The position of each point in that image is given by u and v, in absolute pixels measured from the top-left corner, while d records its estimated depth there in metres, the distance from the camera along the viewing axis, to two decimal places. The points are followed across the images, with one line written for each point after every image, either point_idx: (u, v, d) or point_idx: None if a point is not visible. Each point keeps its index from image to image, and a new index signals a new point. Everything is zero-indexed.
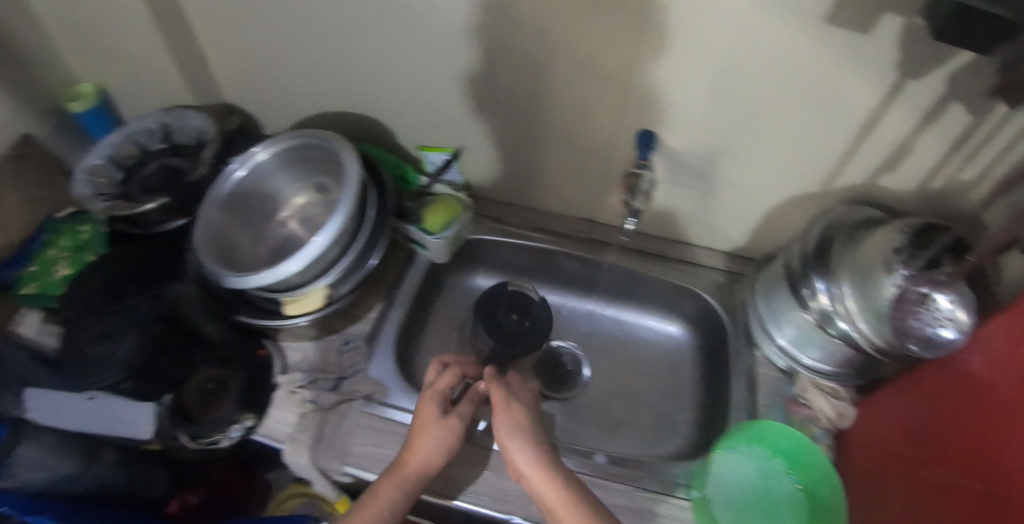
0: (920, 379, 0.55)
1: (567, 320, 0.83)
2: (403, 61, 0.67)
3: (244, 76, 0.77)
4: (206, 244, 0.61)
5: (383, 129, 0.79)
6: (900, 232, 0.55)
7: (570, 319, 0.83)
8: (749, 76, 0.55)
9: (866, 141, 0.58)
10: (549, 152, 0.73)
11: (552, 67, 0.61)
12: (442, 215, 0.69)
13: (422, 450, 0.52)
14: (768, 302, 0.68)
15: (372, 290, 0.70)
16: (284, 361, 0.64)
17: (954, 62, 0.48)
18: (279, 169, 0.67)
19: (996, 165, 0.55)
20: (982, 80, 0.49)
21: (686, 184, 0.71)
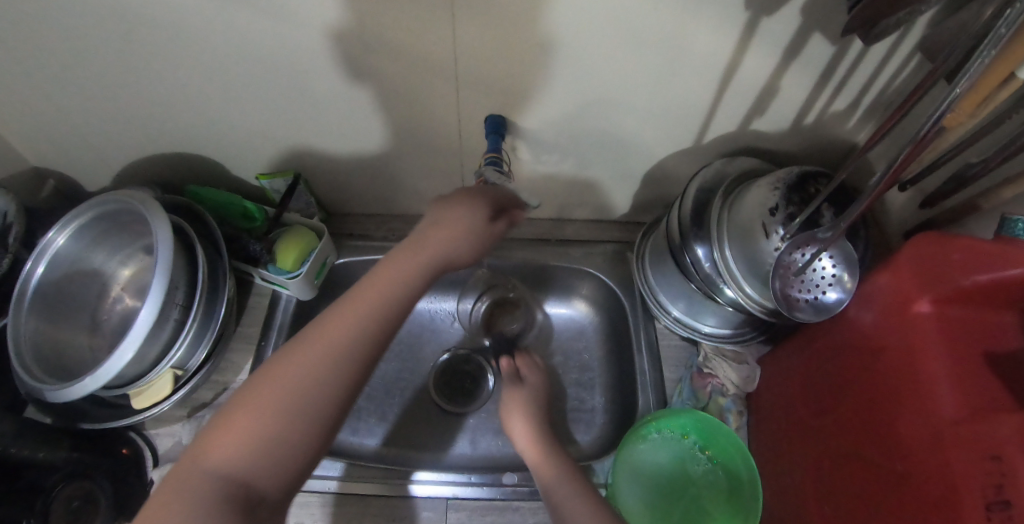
0: (815, 342, 0.53)
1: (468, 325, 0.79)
2: (203, 91, 0.57)
3: (38, 133, 0.65)
4: (26, 359, 0.53)
5: (211, 162, 0.70)
6: (773, 188, 0.51)
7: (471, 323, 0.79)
8: (592, 40, 0.49)
9: (730, 88, 0.54)
10: (402, 154, 0.65)
11: (375, 69, 0.53)
12: (296, 248, 0.63)
13: (437, 251, 0.44)
14: (658, 275, 0.64)
15: (241, 349, 0.65)
16: (155, 451, 0.59)
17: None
18: (90, 245, 0.60)
19: (865, 92, 0.52)
20: (836, 10, 0.44)
21: (552, 160, 0.65)
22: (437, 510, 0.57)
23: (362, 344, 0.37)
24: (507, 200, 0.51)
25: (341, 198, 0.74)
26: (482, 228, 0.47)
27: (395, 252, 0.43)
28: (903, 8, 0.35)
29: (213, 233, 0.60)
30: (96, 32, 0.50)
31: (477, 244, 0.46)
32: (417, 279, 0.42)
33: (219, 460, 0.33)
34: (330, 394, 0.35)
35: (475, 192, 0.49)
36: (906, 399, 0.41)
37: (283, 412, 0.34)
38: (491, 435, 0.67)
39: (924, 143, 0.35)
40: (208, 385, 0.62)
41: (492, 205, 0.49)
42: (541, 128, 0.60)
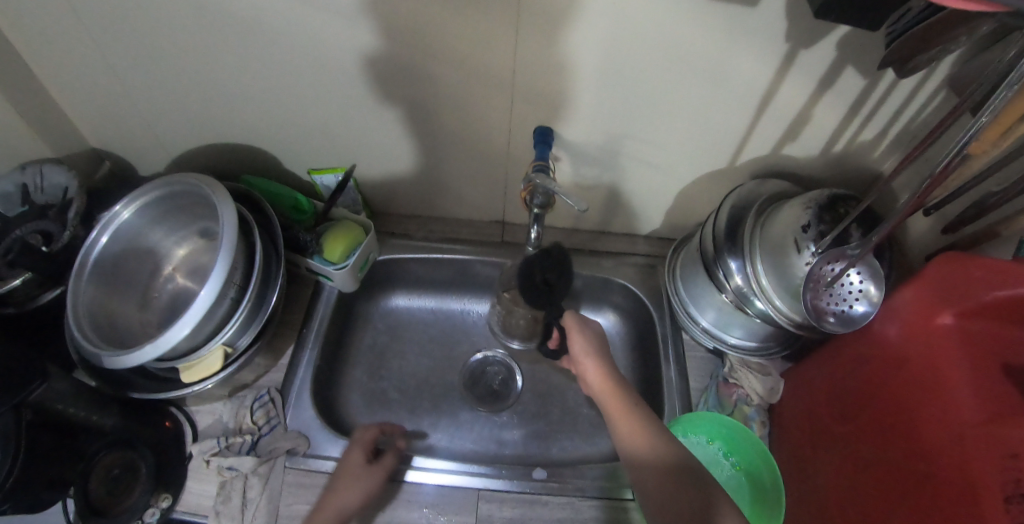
0: (840, 355, 0.56)
1: None
2: (275, 87, 0.61)
3: (108, 118, 0.69)
4: (85, 325, 0.55)
5: (266, 154, 0.73)
6: (806, 207, 0.54)
7: None
8: (644, 62, 0.54)
9: (767, 113, 0.58)
10: (449, 160, 0.69)
11: (439, 76, 0.57)
12: (342, 243, 0.65)
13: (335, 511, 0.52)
14: (688, 287, 0.67)
15: (283, 335, 0.67)
16: (196, 428, 0.61)
17: (842, 28, 0.47)
18: (150, 223, 0.62)
19: (892, 123, 0.57)
20: (871, 45, 0.49)
21: (592, 173, 0.69)
22: (468, 501, 0.59)
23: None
24: (371, 434, 0.59)
25: (385, 198, 0.77)
26: (367, 472, 0.56)
27: (343, 467, 0.56)
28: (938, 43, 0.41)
29: (269, 220, 0.63)
30: (188, 24, 0.54)
31: (368, 493, 0.55)
32: (360, 491, 0.54)
33: None
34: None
35: (359, 436, 0.59)
36: (930, 406, 0.44)
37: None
38: (519, 436, 0.69)
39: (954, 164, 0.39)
40: (250, 367, 0.64)
41: (369, 449, 0.58)
42: (585, 142, 0.64)
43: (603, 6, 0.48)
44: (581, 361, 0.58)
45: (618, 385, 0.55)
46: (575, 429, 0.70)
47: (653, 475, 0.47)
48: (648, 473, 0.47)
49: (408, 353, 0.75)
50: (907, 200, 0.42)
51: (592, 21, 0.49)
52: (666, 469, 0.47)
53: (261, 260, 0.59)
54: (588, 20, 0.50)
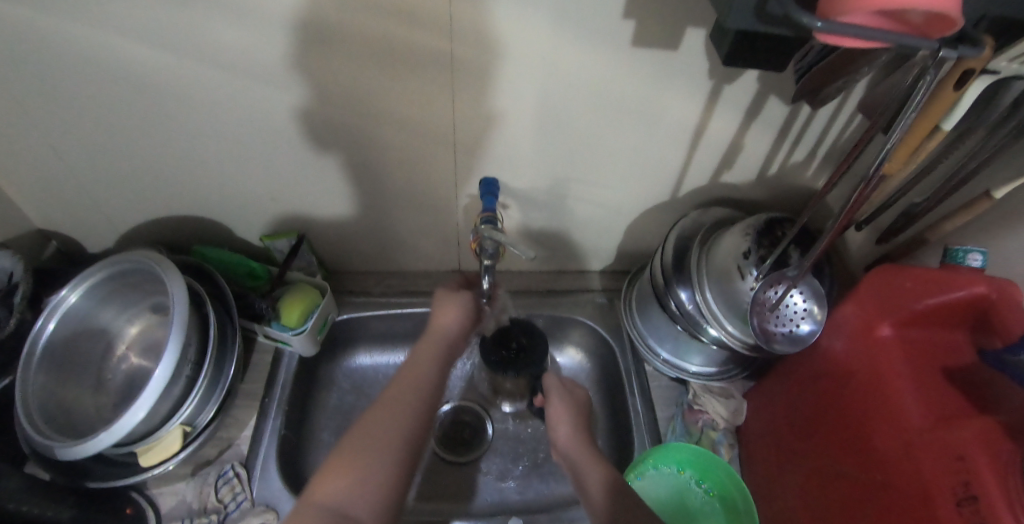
0: (794, 371, 0.57)
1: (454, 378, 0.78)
2: (226, 161, 0.62)
3: (49, 198, 0.68)
4: (35, 416, 0.54)
5: (216, 225, 0.73)
6: (745, 235, 0.57)
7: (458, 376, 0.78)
8: (580, 109, 0.56)
9: (701, 146, 0.62)
10: (403, 217, 0.70)
11: (385, 137, 0.58)
12: (298, 307, 0.65)
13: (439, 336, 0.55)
14: (645, 318, 0.68)
15: (245, 404, 0.66)
16: (158, 511, 0.59)
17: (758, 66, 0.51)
18: (101, 304, 0.61)
19: (819, 143, 0.62)
20: (788, 78, 0.53)
21: (541, 216, 0.71)
22: None
23: (410, 415, 0.45)
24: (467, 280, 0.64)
25: (342, 258, 0.77)
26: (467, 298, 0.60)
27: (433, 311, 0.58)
28: (844, 75, 0.45)
29: (222, 291, 0.63)
30: (132, 102, 0.54)
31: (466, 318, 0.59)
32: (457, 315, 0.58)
33: (328, 492, 0.38)
34: (395, 449, 0.41)
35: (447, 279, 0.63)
36: (879, 416, 0.46)
37: (359, 463, 0.40)
38: (494, 482, 0.68)
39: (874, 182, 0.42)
40: (212, 442, 0.62)
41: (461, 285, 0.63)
42: (531, 188, 0.66)
43: (540, 63, 0.50)
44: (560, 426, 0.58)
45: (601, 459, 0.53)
46: (552, 469, 0.69)
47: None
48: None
49: None
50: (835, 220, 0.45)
51: (531, 79, 0.52)
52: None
53: (216, 331, 0.58)
54: (525, 78, 0.52)
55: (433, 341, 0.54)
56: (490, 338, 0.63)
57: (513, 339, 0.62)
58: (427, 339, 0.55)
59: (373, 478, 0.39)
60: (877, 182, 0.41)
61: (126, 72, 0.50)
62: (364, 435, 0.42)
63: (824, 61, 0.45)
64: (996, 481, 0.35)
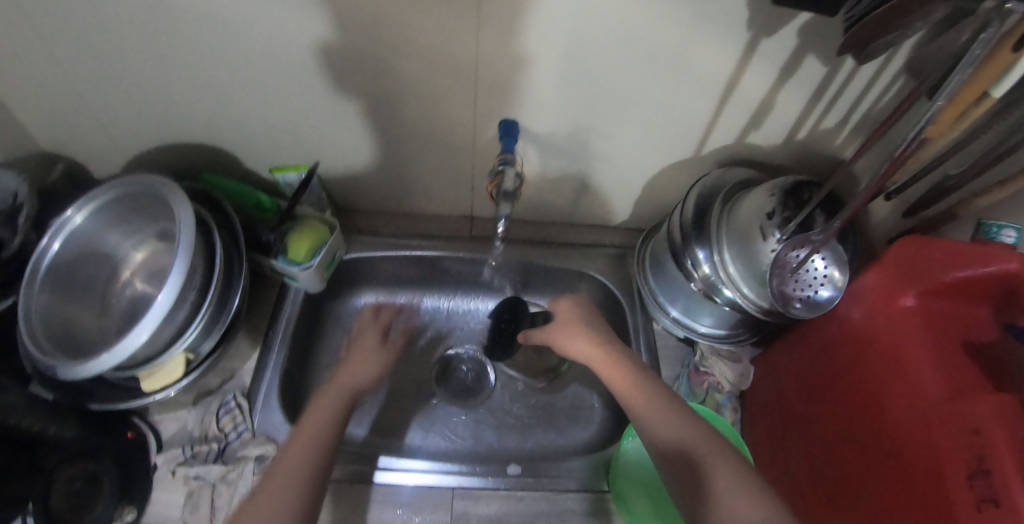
0: (806, 338, 0.56)
1: (459, 323, 0.77)
2: (237, 89, 0.59)
3: (54, 118, 0.65)
4: (38, 336, 0.53)
5: (225, 154, 0.71)
6: (771, 195, 0.55)
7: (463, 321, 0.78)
8: (608, 53, 0.53)
9: (730, 101, 0.59)
10: (417, 157, 0.68)
11: (405, 71, 0.56)
12: (306, 241, 0.63)
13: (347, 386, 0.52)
14: (659, 276, 0.66)
15: (249, 336, 0.65)
16: (160, 437, 0.59)
17: (802, 17, 0.48)
18: (106, 227, 0.60)
19: (854, 109, 0.60)
20: (833, 33, 0.50)
21: (560, 164, 0.68)
22: (442, 499, 0.57)
23: (308, 468, 0.42)
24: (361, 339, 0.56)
25: (352, 195, 0.75)
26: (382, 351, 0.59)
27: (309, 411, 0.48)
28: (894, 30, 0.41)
29: (230, 221, 0.61)
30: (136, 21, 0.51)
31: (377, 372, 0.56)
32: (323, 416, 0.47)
33: None
34: (294, 481, 0.41)
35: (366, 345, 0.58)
36: (895, 386, 0.45)
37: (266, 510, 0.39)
38: (492, 430, 0.68)
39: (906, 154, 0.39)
40: (216, 371, 0.62)
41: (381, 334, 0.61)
42: (551, 133, 0.63)
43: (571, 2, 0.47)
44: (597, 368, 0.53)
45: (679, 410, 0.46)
46: (553, 421, 0.69)
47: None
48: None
49: None
50: (866, 185, 0.42)
51: (561, 19, 0.49)
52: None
53: (222, 261, 0.57)
54: (555, 18, 0.49)
55: (334, 395, 0.50)
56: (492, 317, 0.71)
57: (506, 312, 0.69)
58: (321, 393, 0.51)
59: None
60: (914, 150, 0.39)
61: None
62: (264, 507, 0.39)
63: (873, 13, 0.42)
64: (1012, 457, 0.34)
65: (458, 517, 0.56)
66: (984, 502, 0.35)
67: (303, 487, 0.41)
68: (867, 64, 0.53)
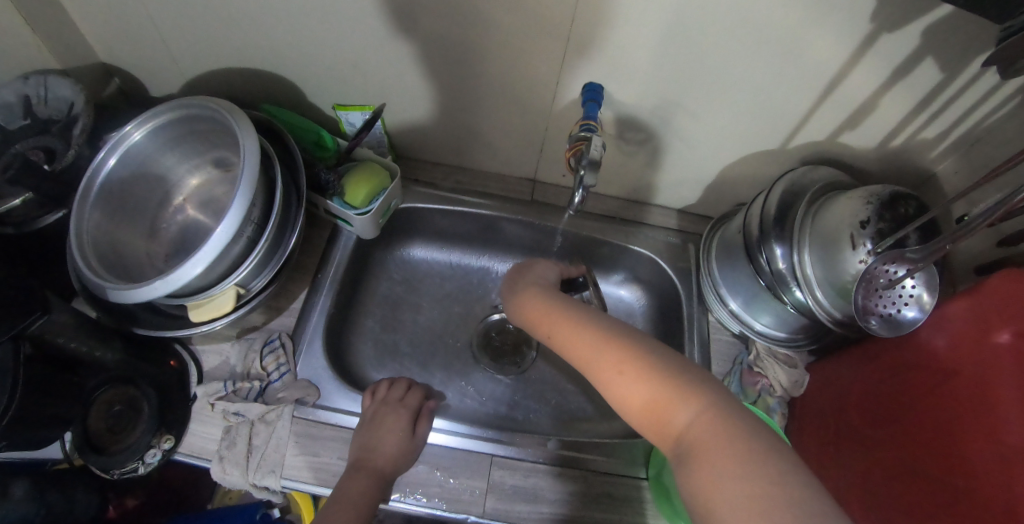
0: (877, 356, 0.54)
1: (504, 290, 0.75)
2: (310, 23, 0.56)
3: (115, 32, 0.63)
4: (89, 254, 0.52)
5: (287, 86, 0.68)
6: (866, 202, 0.51)
7: None
8: (713, 29, 0.49)
9: (830, 97, 0.56)
10: (485, 114, 0.65)
11: (491, 22, 0.52)
12: (365, 187, 0.61)
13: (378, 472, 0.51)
14: (723, 270, 0.64)
15: (296, 277, 0.64)
16: (201, 368, 0.59)
17: (935, 14, 0.44)
18: (164, 147, 0.58)
19: (959, 123, 0.56)
20: (964, 37, 0.46)
21: (634, 139, 0.65)
22: (480, 465, 0.56)
23: None
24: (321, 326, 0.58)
25: (412, 144, 0.72)
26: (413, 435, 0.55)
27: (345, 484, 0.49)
28: None
29: (292, 155, 0.59)
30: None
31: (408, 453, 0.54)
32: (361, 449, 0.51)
33: None
34: None
35: (389, 418, 0.55)
36: (975, 421, 0.43)
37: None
38: (528, 402, 0.67)
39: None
40: (261, 309, 0.61)
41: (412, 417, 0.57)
42: (633, 106, 0.60)
43: None
44: (533, 315, 0.55)
45: (604, 330, 0.47)
46: (589, 401, 0.68)
47: (709, 447, 0.36)
48: (700, 449, 0.36)
49: (420, 311, 0.72)
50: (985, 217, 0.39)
51: None
52: (723, 438, 0.36)
53: (281, 197, 0.55)
54: None
55: (366, 475, 0.50)
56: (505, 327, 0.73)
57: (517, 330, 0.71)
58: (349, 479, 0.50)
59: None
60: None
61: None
62: None
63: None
64: None
65: (494, 486, 0.54)
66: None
67: None
68: (992, 75, 0.49)
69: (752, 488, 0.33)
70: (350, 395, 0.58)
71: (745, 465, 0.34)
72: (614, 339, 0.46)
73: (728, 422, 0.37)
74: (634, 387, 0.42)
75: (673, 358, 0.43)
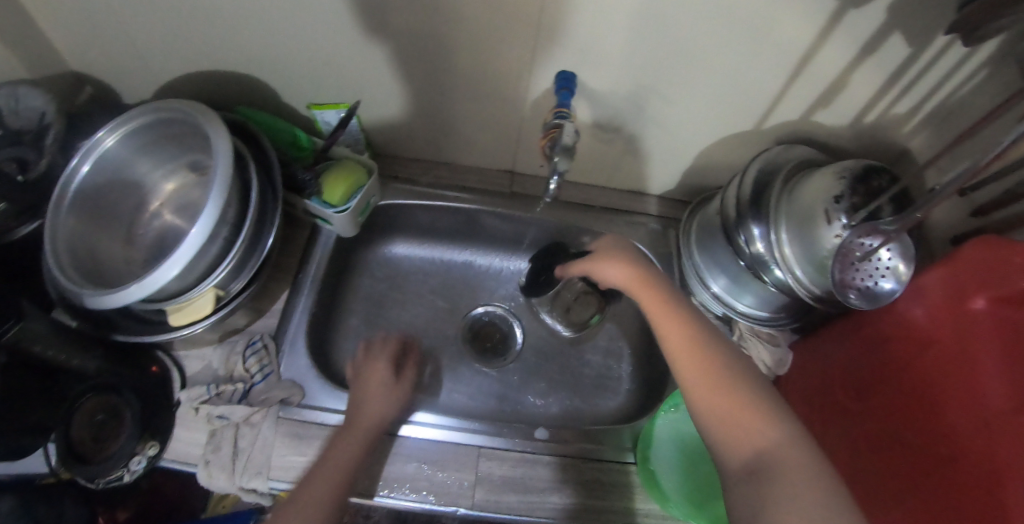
0: (855, 330, 0.54)
1: (489, 283, 0.75)
2: (280, 23, 0.56)
3: (84, 38, 0.62)
4: (64, 262, 0.51)
5: (261, 88, 0.68)
6: (839, 177, 0.52)
7: (495, 281, 0.76)
8: (681, 14, 0.49)
9: (802, 76, 0.56)
10: (461, 108, 0.65)
11: (461, 13, 0.52)
12: (342, 184, 0.61)
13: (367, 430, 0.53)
14: (703, 253, 0.64)
15: (277, 279, 0.64)
16: (183, 373, 0.58)
17: None
18: (137, 152, 0.57)
19: (928, 98, 0.56)
20: (929, 10, 0.46)
21: (610, 127, 0.65)
22: (468, 459, 0.56)
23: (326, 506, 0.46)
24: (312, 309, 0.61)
25: (389, 141, 0.72)
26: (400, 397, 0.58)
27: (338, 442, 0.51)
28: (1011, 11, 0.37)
29: (266, 157, 0.59)
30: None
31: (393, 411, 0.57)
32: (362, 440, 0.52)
33: None
34: None
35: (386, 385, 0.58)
36: (955, 388, 0.43)
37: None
38: (516, 394, 0.67)
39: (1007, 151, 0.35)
40: (242, 312, 0.61)
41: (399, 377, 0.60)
42: (607, 94, 0.60)
43: None
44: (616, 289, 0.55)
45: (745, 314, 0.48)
46: (577, 390, 0.68)
47: (790, 466, 0.37)
48: (784, 467, 0.37)
49: (405, 308, 0.72)
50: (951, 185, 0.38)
51: None
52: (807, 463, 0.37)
53: (257, 198, 0.55)
54: None
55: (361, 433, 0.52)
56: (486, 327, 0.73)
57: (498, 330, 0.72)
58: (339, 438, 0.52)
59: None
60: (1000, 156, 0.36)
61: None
62: None
63: None
64: None
65: (483, 478, 0.54)
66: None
67: None
68: (958, 48, 0.49)
69: (825, 511, 0.34)
70: (335, 394, 0.58)
71: (821, 496, 0.35)
72: (697, 347, 0.47)
73: (809, 449, 0.38)
74: (715, 396, 0.43)
75: (756, 377, 0.45)
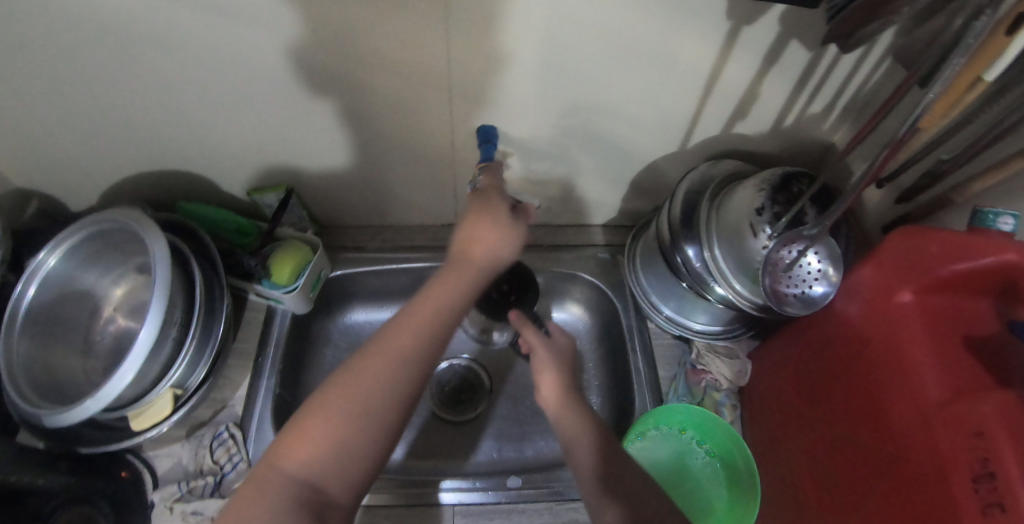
0: (805, 333, 0.56)
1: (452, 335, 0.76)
2: (206, 113, 0.58)
3: (23, 156, 0.64)
4: (20, 383, 0.52)
5: (201, 180, 0.70)
6: (759, 190, 0.53)
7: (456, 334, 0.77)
8: (581, 52, 0.51)
9: (714, 93, 0.57)
10: (397, 168, 0.66)
11: (375, 82, 0.53)
12: (290, 263, 0.63)
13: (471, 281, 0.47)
14: (650, 277, 0.66)
15: (238, 364, 0.64)
16: (154, 473, 0.58)
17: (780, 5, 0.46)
18: (82, 265, 0.59)
19: (838, 97, 0.58)
20: (816, 20, 0.48)
21: (542, 166, 0.67)
22: (444, 517, 0.57)
23: (417, 355, 0.40)
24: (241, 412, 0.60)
25: (333, 210, 0.74)
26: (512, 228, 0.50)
27: (443, 275, 0.46)
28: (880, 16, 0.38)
29: (208, 249, 0.60)
30: (86, 40, 0.48)
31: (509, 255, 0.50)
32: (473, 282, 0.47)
33: (302, 460, 0.35)
34: (371, 440, 0.36)
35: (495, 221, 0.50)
36: (893, 383, 0.44)
37: (347, 431, 0.36)
38: (490, 440, 0.68)
39: (903, 141, 0.37)
40: (206, 403, 0.61)
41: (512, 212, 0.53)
42: (529, 135, 0.62)
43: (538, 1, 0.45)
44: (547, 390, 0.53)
45: None
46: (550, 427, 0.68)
47: None
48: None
49: None
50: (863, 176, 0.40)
51: (529, 17, 0.47)
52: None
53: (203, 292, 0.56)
54: (523, 17, 0.47)
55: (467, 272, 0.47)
56: (456, 381, 0.73)
57: (468, 381, 0.73)
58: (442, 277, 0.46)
59: (355, 453, 0.36)
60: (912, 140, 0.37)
61: (72, 12, 0.45)
62: (333, 413, 0.36)
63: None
64: (1015, 460, 0.33)
65: None
66: (989, 506, 0.33)
67: (396, 378, 0.38)
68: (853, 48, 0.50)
69: None
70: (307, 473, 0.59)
71: None
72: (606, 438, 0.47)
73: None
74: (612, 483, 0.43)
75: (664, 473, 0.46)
